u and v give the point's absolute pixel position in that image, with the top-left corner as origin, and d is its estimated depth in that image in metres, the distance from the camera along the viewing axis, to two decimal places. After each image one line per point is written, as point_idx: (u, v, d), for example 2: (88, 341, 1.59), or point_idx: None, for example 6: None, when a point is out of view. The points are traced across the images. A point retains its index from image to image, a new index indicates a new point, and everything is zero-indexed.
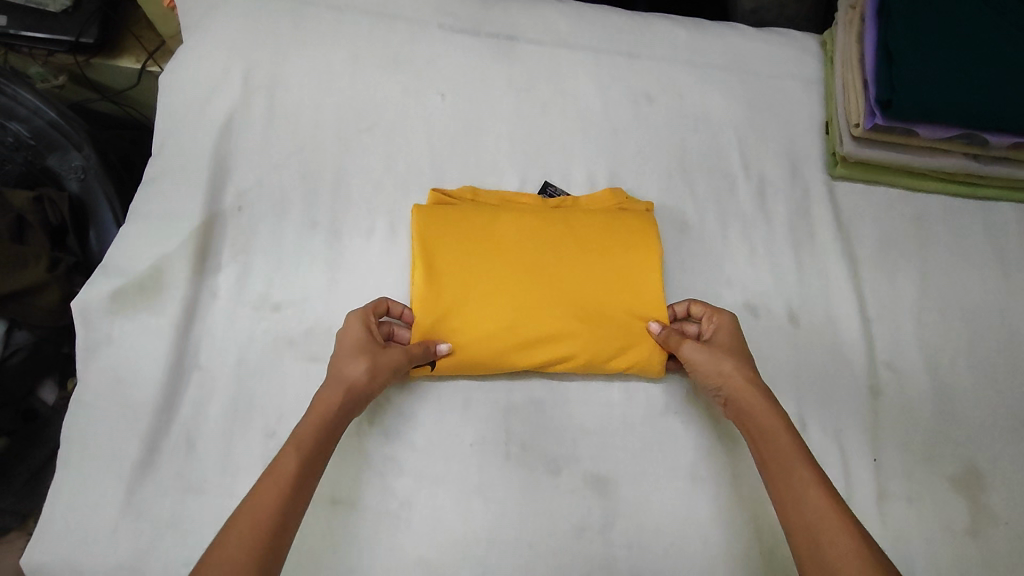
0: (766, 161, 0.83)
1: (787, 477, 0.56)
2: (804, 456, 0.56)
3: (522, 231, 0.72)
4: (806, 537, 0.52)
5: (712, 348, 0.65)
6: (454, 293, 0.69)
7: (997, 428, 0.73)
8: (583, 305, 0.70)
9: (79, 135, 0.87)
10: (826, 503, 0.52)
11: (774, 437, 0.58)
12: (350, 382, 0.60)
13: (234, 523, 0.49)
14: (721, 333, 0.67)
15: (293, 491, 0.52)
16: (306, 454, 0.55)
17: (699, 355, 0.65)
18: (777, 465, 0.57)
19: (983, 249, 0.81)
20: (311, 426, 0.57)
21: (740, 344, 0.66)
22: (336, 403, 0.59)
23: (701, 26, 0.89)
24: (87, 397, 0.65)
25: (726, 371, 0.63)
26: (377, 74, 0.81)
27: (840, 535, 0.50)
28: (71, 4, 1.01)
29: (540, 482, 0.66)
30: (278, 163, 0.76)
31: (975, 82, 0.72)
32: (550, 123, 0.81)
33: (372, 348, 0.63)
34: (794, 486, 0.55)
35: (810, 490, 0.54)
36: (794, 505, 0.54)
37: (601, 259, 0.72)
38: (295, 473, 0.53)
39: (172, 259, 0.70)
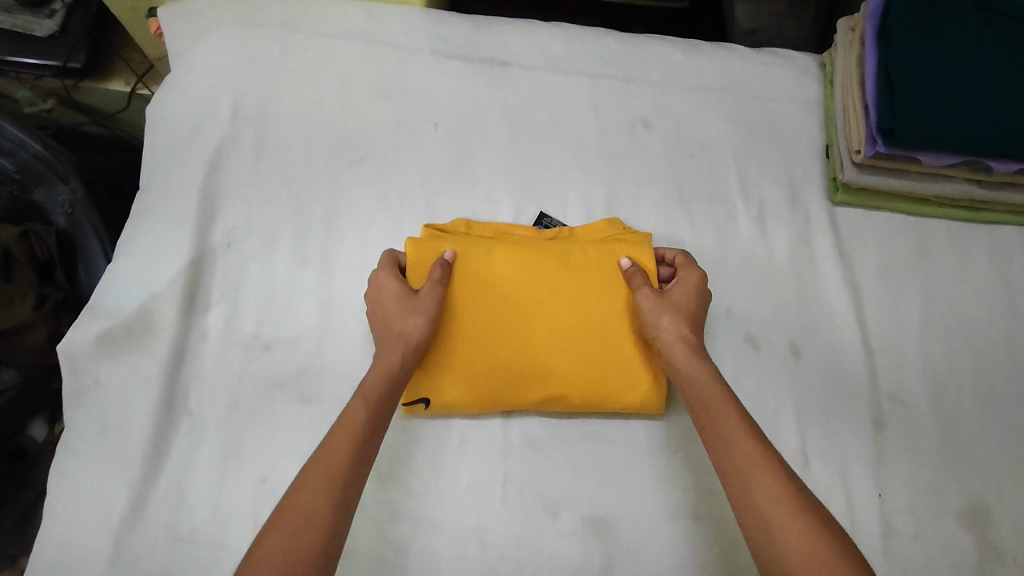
0: (766, 186, 0.81)
1: (713, 422, 0.57)
2: (730, 403, 0.58)
3: (519, 261, 0.70)
4: (735, 483, 0.53)
5: (663, 301, 0.65)
6: (447, 331, 0.67)
7: (1004, 460, 0.71)
8: (580, 339, 0.68)
9: (66, 168, 0.85)
10: (752, 448, 0.54)
11: (705, 388, 0.59)
12: (406, 335, 0.62)
13: (310, 468, 0.53)
14: (680, 290, 0.67)
15: (364, 437, 0.56)
16: (372, 405, 0.58)
17: (649, 306, 0.65)
18: (706, 414, 0.58)
19: (987, 273, 0.79)
20: (377, 379, 0.60)
21: (694, 300, 0.66)
22: (397, 358, 0.62)
23: (699, 47, 0.87)
24: (76, 444, 0.64)
25: (662, 324, 0.64)
26: (369, 103, 0.79)
27: (766, 480, 0.51)
28: (58, 28, 0.99)
29: (538, 524, 0.65)
30: (268, 197, 0.74)
31: (978, 107, 0.71)
32: (545, 150, 0.80)
33: (412, 297, 0.64)
34: (721, 433, 0.56)
35: (737, 436, 0.55)
36: (725, 451, 0.55)
37: (600, 291, 0.69)
38: (361, 424, 0.56)
39: (159, 299, 0.69)
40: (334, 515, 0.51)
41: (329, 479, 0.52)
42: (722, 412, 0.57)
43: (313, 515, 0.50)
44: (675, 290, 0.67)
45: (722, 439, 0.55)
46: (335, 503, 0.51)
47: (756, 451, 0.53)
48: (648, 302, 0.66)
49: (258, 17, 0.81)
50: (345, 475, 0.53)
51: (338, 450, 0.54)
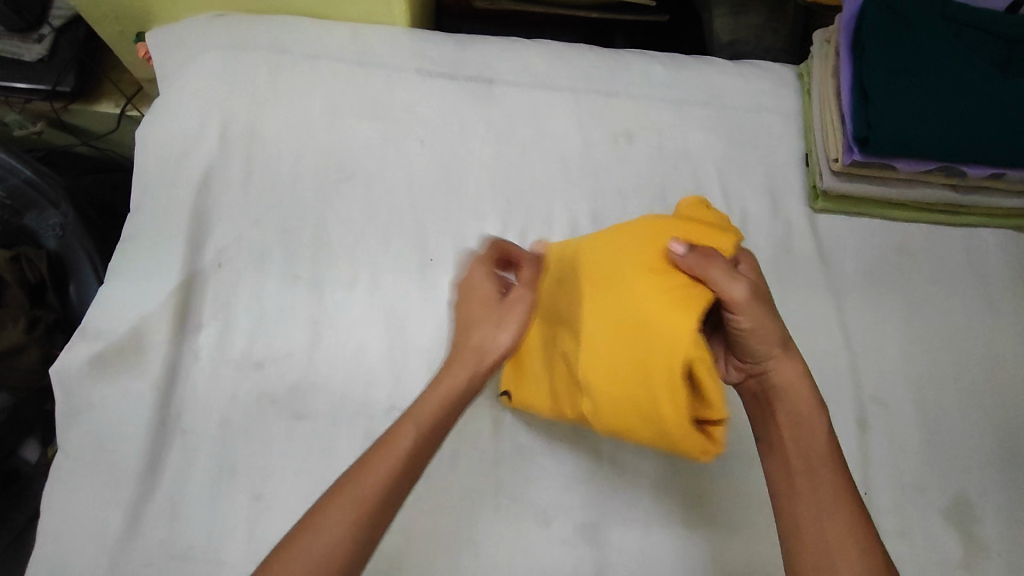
0: (747, 195, 0.83)
1: (808, 475, 0.54)
2: (834, 455, 0.55)
3: (592, 256, 0.60)
4: (817, 556, 0.50)
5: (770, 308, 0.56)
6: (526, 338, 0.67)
7: (987, 458, 0.73)
8: (598, 344, 0.56)
9: (57, 192, 0.87)
10: (844, 515, 0.51)
11: (811, 435, 0.55)
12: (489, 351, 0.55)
13: (340, 493, 0.48)
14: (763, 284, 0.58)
15: (401, 476, 0.49)
16: (424, 434, 0.51)
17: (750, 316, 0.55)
18: (800, 459, 0.55)
19: (966, 275, 0.81)
20: (435, 402, 0.53)
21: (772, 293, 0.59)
22: (464, 379, 0.54)
23: (678, 61, 0.89)
24: (70, 466, 0.64)
25: (772, 349, 0.56)
26: (356, 122, 0.80)
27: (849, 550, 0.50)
28: (47, 52, 1.00)
29: (529, 533, 0.66)
30: (259, 217, 0.75)
31: (951, 114, 0.73)
32: (530, 164, 0.81)
33: (496, 304, 0.57)
34: (813, 487, 0.53)
35: (839, 494, 0.52)
36: (811, 512, 0.52)
37: (639, 299, 0.54)
38: (409, 454, 0.50)
39: (151, 319, 0.69)
40: (357, 543, 0.47)
41: (360, 502, 0.47)
42: (817, 466, 0.54)
43: (341, 538, 0.46)
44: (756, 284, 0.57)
45: (816, 496, 0.53)
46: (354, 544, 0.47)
47: (852, 514, 0.51)
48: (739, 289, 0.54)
49: (245, 41, 0.82)
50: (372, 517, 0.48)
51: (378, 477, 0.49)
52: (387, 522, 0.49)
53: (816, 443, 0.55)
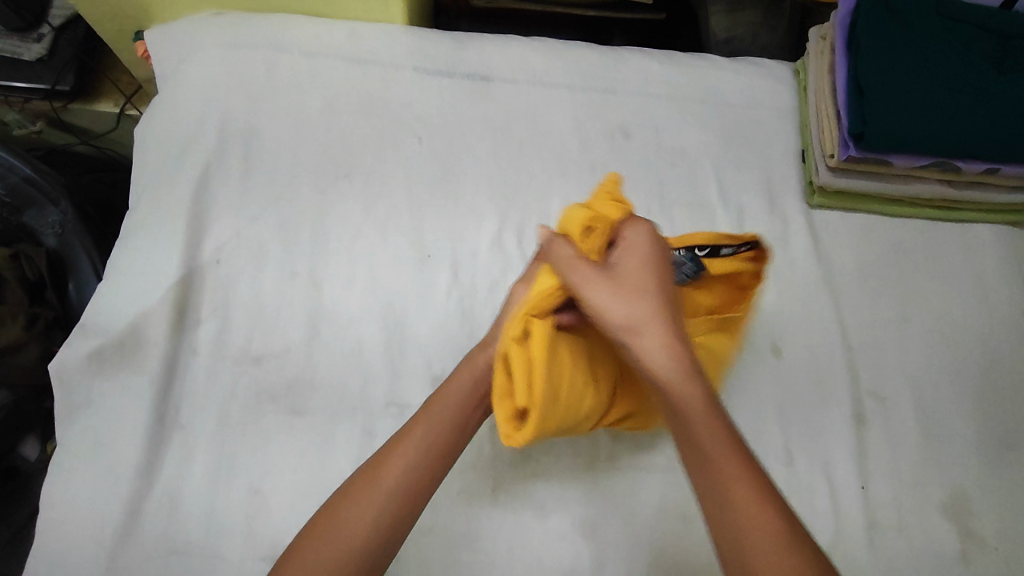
0: (744, 191, 0.83)
1: (701, 463, 0.45)
2: (724, 430, 0.46)
3: None
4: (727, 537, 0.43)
5: (620, 283, 0.53)
6: None
7: (984, 453, 0.73)
8: None
9: (56, 190, 0.87)
10: (751, 499, 0.43)
11: (693, 414, 0.47)
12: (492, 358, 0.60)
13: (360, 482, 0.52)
14: (631, 259, 0.55)
15: (423, 465, 0.53)
16: (438, 427, 0.55)
17: (604, 294, 0.52)
18: (688, 443, 0.47)
19: (962, 271, 0.81)
20: (453, 396, 0.57)
21: (647, 268, 0.54)
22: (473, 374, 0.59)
23: (675, 58, 0.89)
24: (68, 461, 0.64)
25: (626, 319, 0.51)
26: (354, 119, 0.81)
27: (766, 531, 0.42)
28: (47, 51, 1.00)
29: (527, 527, 0.66)
30: (256, 215, 0.75)
31: (945, 110, 0.73)
32: (528, 160, 0.81)
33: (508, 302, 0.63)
34: (714, 477, 0.45)
35: (734, 477, 0.44)
36: (709, 488, 0.45)
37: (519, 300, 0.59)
38: (428, 446, 0.54)
39: (150, 315, 0.70)
40: (375, 529, 0.50)
41: (385, 488, 0.51)
42: (706, 426, 0.46)
43: (362, 522, 0.50)
44: (627, 263, 0.55)
45: (715, 485, 0.44)
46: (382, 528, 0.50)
47: (751, 496, 0.43)
48: (574, 268, 0.54)
49: (243, 39, 0.83)
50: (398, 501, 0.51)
51: (399, 471, 0.52)
52: (415, 507, 0.52)
53: (692, 421, 0.46)
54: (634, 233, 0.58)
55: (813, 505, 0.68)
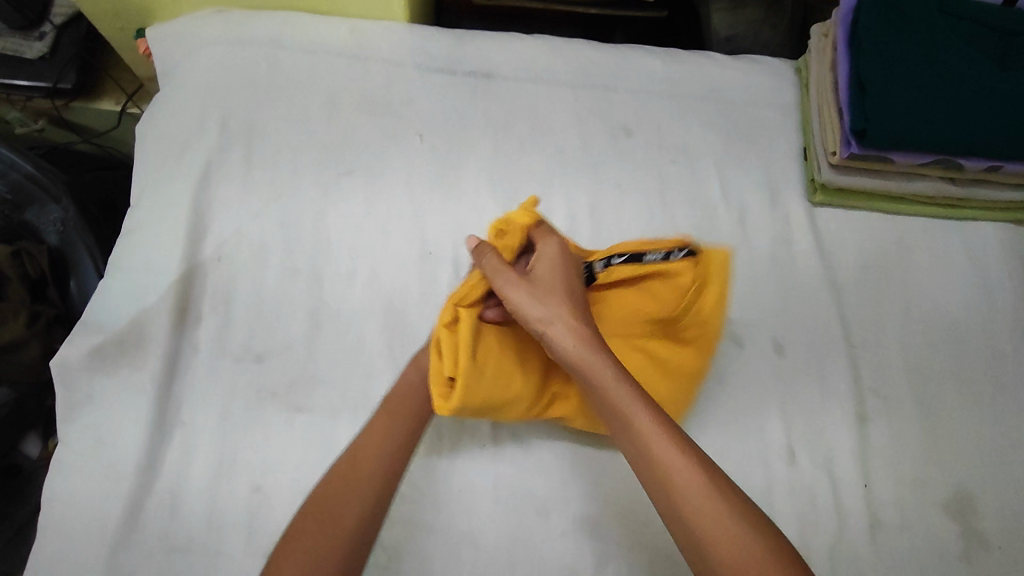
0: (746, 189, 0.83)
1: (624, 427, 0.51)
2: (637, 392, 0.52)
3: None
4: (660, 491, 0.48)
5: (535, 286, 0.58)
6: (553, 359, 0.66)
7: (987, 451, 0.72)
8: None
9: (57, 187, 0.88)
10: (670, 448, 0.49)
11: (608, 385, 0.52)
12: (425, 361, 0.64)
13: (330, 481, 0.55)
14: (543, 265, 0.60)
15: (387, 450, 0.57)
16: (389, 417, 0.59)
17: (521, 297, 0.56)
18: (610, 412, 0.52)
19: (964, 269, 0.81)
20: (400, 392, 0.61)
21: (560, 272, 0.60)
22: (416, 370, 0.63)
23: (676, 56, 0.89)
24: (70, 458, 0.64)
25: (544, 316, 0.56)
26: (355, 116, 0.81)
27: (686, 471, 0.47)
28: (48, 49, 1.00)
29: (529, 526, 0.65)
30: (257, 211, 0.75)
31: (947, 107, 0.73)
32: (529, 158, 0.81)
33: None
34: (634, 435, 0.50)
35: (653, 432, 0.50)
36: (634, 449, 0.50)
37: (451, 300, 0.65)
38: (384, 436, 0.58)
39: (152, 312, 0.70)
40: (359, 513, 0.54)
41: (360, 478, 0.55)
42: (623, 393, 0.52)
43: (344, 520, 0.53)
44: (540, 267, 0.60)
45: (636, 443, 0.50)
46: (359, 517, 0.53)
47: (669, 445, 0.49)
48: (497, 272, 0.58)
49: (244, 37, 0.83)
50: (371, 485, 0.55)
51: (371, 468, 0.56)
52: (389, 498, 0.56)
53: (608, 389, 0.52)
54: (545, 246, 0.62)
55: (815, 503, 0.68)
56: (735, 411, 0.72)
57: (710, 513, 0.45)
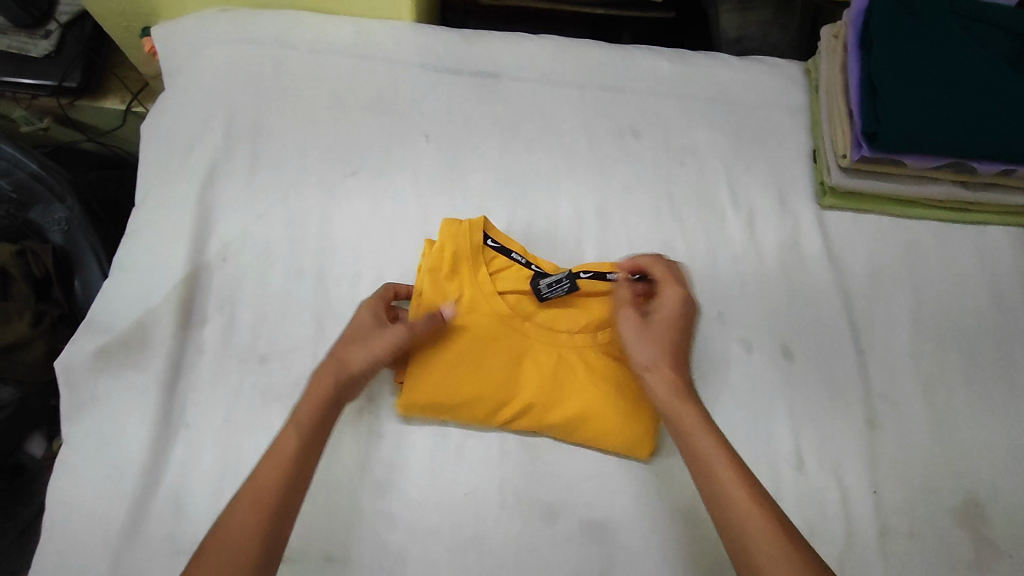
0: (755, 192, 0.82)
1: (706, 473, 0.55)
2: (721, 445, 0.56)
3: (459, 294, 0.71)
4: (726, 518, 0.51)
5: (651, 329, 0.64)
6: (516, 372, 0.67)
7: (998, 457, 0.72)
8: None
9: (62, 186, 0.87)
10: (746, 499, 0.52)
11: (694, 433, 0.57)
12: (348, 364, 0.62)
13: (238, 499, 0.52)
14: (664, 311, 0.66)
15: (298, 464, 0.55)
16: (306, 428, 0.57)
17: (632, 331, 0.65)
18: (694, 457, 0.56)
19: (975, 274, 0.80)
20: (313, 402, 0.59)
21: (679, 322, 0.66)
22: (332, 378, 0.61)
23: (685, 57, 0.88)
24: (74, 458, 0.64)
25: (653, 356, 0.63)
26: (362, 116, 0.80)
27: (760, 521, 0.50)
28: (54, 47, 1.00)
29: (536, 530, 0.65)
30: (263, 211, 0.75)
31: (960, 110, 0.72)
32: (536, 159, 0.81)
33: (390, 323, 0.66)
34: (716, 482, 0.54)
35: (732, 483, 0.53)
36: (704, 476, 0.55)
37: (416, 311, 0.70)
38: (296, 450, 0.55)
39: (157, 313, 0.69)
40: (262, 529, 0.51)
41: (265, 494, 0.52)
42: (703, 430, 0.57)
43: (242, 540, 0.50)
44: (659, 312, 0.66)
45: (714, 489, 0.54)
46: (263, 533, 0.51)
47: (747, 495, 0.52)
48: (624, 305, 0.66)
49: (251, 36, 0.82)
50: (278, 499, 0.53)
51: (273, 482, 0.53)
52: (292, 515, 0.53)
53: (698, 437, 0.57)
54: (669, 293, 0.67)
55: (824, 508, 0.68)
56: (744, 415, 0.71)
57: (778, 562, 0.47)
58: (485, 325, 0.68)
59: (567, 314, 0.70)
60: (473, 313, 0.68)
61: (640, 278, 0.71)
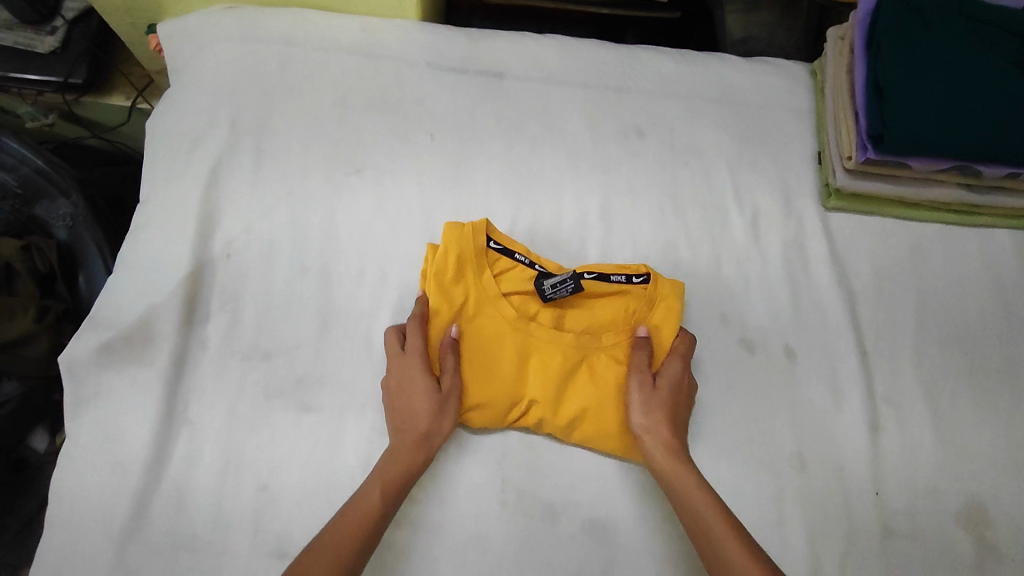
0: (759, 193, 0.82)
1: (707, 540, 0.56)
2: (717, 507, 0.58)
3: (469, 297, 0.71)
4: None
5: (652, 396, 0.65)
6: (526, 373, 0.67)
7: (1001, 461, 0.71)
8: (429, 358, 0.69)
9: (66, 182, 0.86)
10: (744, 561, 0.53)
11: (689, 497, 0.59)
12: (427, 437, 0.62)
13: (320, 549, 0.54)
14: (667, 377, 0.66)
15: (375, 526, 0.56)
16: (388, 492, 0.58)
17: (639, 397, 0.65)
18: (694, 524, 0.58)
19: (980, 277, 0.80)
20: (398, 471, 0.60)
21: (680, 394, 0.66)
22: (412, 454, 0.61)
23: (690, 57, 0.88)
24: (76, 454, 0.64)
25: (647, 424, 0.64)
26: (366, 114, 0.80)
27: None
28: (59, 44, 1.00)
29: (536, 529, 0.65)
30: (267, 209, 0.75)
31: (967, 113, 0.72)
32: (540, 158, 0.81)
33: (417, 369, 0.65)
34: (716, 551, 0.55)
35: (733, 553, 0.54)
36: (704, 543, 0.56)
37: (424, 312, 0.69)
38: (376, 512, 0.57)
39: (159, 309, 0.69)
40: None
41: (348, 549, 0.54)
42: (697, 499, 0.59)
43: None
44: (666, 381, 0.66)
45: (714, 551, 0.55)
46: None
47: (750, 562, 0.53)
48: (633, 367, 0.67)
49: (256, 33, 0.83)
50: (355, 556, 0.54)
51: (351, 536, 0.55)
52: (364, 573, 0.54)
53: (699, 506, 0.58)
54: (670, 364, 0.68)
55: (825, 511, 0.67)
56: (746, 416, 0.71)
57: None
58: (491, 327, 0.68)
59: (570, 317, 0.70)
60: (479, 315, 0.69)
61: (646, 280, 0.70)
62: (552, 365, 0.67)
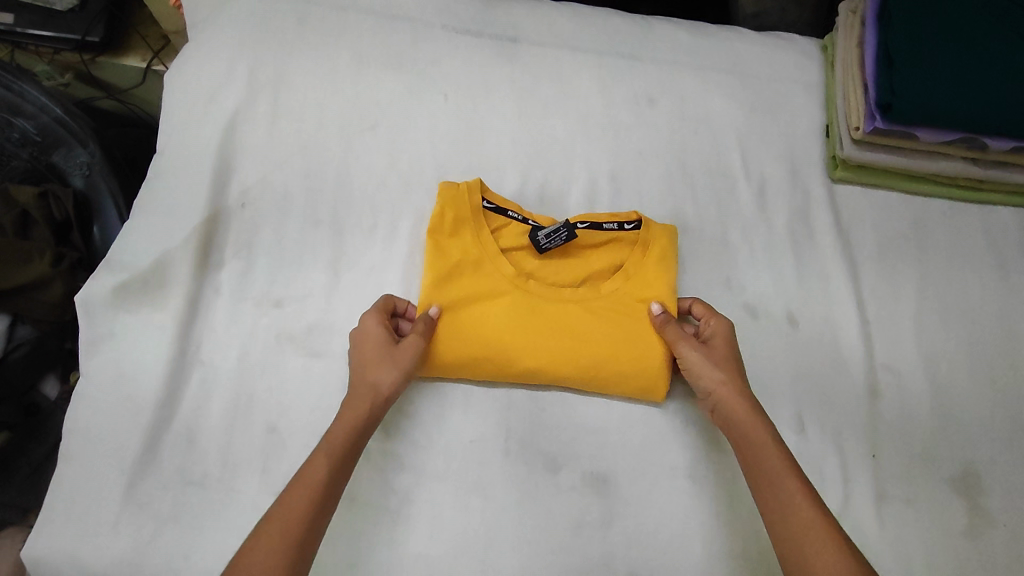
0: (767, 163, 0.83)
1: (778, 498, 0.55)
2: (786, 461, 0.57)
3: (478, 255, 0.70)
4: (794, 554, 0.52)
5: (707, 354, 0.65)
6: (542, 326, 0.68)
7: (996, 430, 0.73)
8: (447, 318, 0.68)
9: (85, 132, 0.89)
10: (813, 514, 0.53)
11: (760, 446, 0.59)
12: (379, 386, 0.61)
13: (270, 515, 0.52)
14: (718, 340, 0.67)
15: (325, 491, 0.54)
16: (337, 453, 0.57)
17: (693, 358, 0.65)
18: (764, 479, 0.57)
19: (982, 252, 0.81)
20: (344, 428, 0.58)
21: (734, 351, 0.66)
22: (365, 407, 0.60)
23: (702, 29, 0.89)
24: (90, 391, 0.66)
25: (716, 380, 0.63)
26: (380, 73, 0.81)
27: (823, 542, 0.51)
28: (77, 2, 1.02)
29: (539, 479, 0.66)
30: (281, 161, 0.76)
31: (975, 87, 0.73)
32: (552, 123, 0.82)
33: (386, 337, 0.64)
34: (781, 504, 0.55)
35: (800, 509, 0.54)
36: (777, 507, 0.55)
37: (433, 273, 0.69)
38: (327, 475, 0.55)
39: (174, 255, 0.70)
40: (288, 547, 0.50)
41: (293, 514, 0.52)
42: (774, 455, 0.58)
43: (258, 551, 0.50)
44: (716, 339, 0.67)
45: (782, 502, 0.55)
46: (289, 552, 0.50)
47: (817, 518, 0.53)
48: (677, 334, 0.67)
49: None
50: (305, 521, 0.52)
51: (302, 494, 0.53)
52: (313, 541, 0.52)
53: (770, 462, 0.57)
54: (716, 325, 0.68)
55: (823, 472, 0.68)
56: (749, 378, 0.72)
57: None
58: (489, 283, 0.69)
59: (569, 267, 0.72)
60: (479, 272, 0.69)
61: (636, 226, 0.73)
62: (563, 311, 0.69)
